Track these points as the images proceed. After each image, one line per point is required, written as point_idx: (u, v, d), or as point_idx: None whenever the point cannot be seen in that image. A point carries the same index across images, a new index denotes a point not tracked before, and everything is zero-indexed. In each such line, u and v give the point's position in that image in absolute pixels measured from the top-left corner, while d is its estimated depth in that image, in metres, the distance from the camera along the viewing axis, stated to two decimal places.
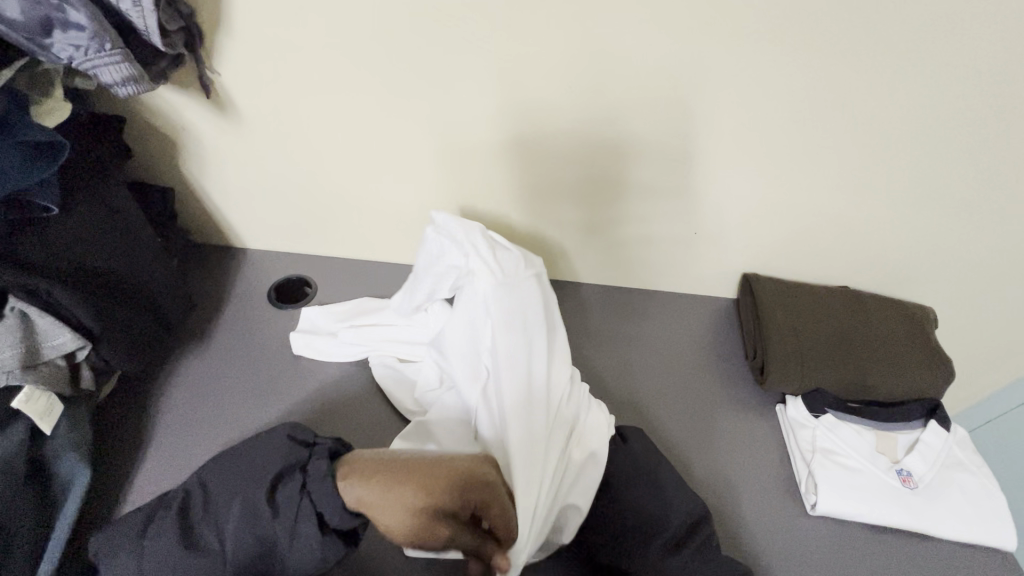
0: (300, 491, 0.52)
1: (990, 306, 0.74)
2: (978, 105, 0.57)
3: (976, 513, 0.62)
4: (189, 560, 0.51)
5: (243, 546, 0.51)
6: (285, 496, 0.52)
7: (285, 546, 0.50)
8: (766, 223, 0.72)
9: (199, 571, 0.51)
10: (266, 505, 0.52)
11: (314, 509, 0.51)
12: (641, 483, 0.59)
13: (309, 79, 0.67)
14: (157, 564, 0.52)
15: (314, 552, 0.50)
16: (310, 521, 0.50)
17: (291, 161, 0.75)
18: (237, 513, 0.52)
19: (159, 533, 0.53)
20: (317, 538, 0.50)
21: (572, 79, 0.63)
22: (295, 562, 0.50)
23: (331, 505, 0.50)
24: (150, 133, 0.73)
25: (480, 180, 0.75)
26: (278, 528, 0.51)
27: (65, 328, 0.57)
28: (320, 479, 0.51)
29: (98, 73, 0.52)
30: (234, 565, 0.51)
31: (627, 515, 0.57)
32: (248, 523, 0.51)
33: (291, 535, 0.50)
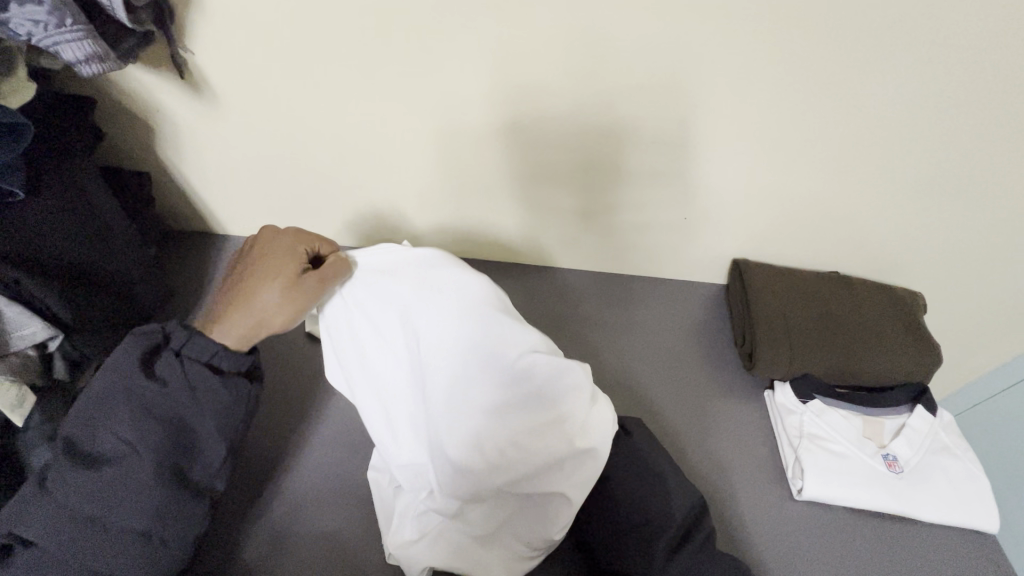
0: (176, 361, 0.54)
1: (978, 292, 0.74)
2: (972, 88, 0.56)
3: (960, 497, 0.63)
4: (106, 480, 0.50)
5: (152, 435, 0.52)
6: (165, 369, 0.54)
7: (191, 411, 0.53)
8: (756, 207, 0.72)
9: (117, 477, 0.50)
10: (147, 379, 0.53)
11: (203, 362, 0.55)
12: (638, 480, 0.58)
13: (287, 59, 0.64)
14: (72, 498, 0.49)
15: (224, 398, 0.54)
16: (202, 369, 0.54)
17: (270, 144, 0.73)
18: (129, 412, 0.52)
19: (61, 474, 0.50)
20: (211, 378, 0.54)
21: (557, 59, 0.61)
22: (212, 420, 0.54)
23: (213, 349, 0.55)
24: (123, 115, 0.71)
25: (466, 164, 0.73)
26: (175, 396, 0.53)
27: (35, 317, 0.55)
28: (193, 335, 0.55)
29: (59, 51, 0.49)
30: (151, 454, 0.51)
31: (622, 513, 0.56)
32: (144, 411, 0.52)
33: (197, 396, 0.54)
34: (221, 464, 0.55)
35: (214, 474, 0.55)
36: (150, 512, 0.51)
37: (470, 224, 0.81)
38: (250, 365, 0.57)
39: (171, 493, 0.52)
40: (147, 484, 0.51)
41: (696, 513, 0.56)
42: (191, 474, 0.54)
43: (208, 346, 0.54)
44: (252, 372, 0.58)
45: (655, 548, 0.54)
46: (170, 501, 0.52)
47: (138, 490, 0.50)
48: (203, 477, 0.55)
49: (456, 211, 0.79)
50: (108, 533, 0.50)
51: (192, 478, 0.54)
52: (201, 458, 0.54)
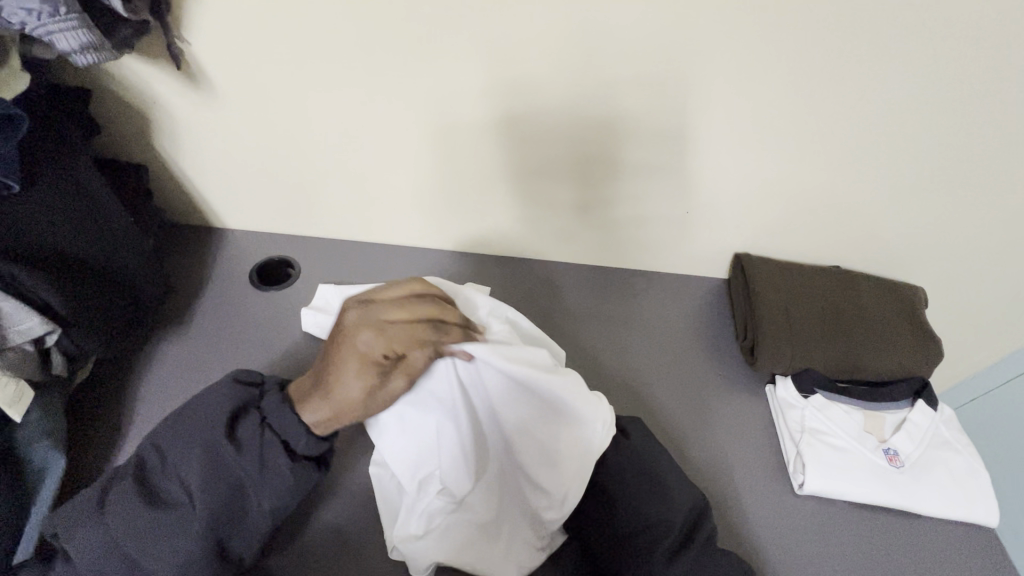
0: (259, 429, 0.54)
1: (980, 287, 0.74)
2: (979, 82, 0.55)
3: (959, 491, 0.63)
4: (154, 522, 0.50)
5: (214, 495, 0.51)
6: (247, 433, 0.54)
7: (252, 484, 0.52)
8: (760, 202, 0.71)
9: (169, 526, 0.50)
10: (228, 441, 0.53)
11: (278, 435, 0.55)
12: (642, 486, 0.57)
13: (285, 50, 0.63)
14: (116, 523, 0.50)
15: (288, 479, 0.53)
16: (278, 447, 0.54)
17: (269, 137, 0.72)
18: (199, 462, 0.52)
19: (122, 498, 0.51)
20: (284, 463, 0.54)
21: (560, 51, 0.60)
22: (268, 496, 0.53)
23: (296, 429, 0.55)
24: (119, 107, 0.70)
25: (467, 158, 0.72)
26: (245, 464, 0.52)
27: (32, 312, 0.54)
28: (280, 407, 0.56)
29: (54, 40, 0.48)
30: (207, 518, 0.51)
31: (624, 520, 0.56)
32: (213, 474, 0.52)
33: (263, 472, 0.53)
34: (259, 538, 0.53)
35: (254, 547, 0.54)
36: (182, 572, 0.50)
37: (471, 218, 0.80)
38: (323, 451, 0.57)
39: (211, 562, 0.51)
40: (190, 547, 0.50)
41: (698, 513, 0.56)
42: (232, 546, 0.53)
43: (290, 422, 0.55)
44: (321, 458, 0.57)
45: (656, 551, 0.54)
46: (207, 569, 0.51)
47: (178, 544, 0.50)
48: (240, 547, 0.53)
49: (456, 205, 0.79)
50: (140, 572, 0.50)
51: (232, 548, 0.53)
52: (247, 531, 0.53)
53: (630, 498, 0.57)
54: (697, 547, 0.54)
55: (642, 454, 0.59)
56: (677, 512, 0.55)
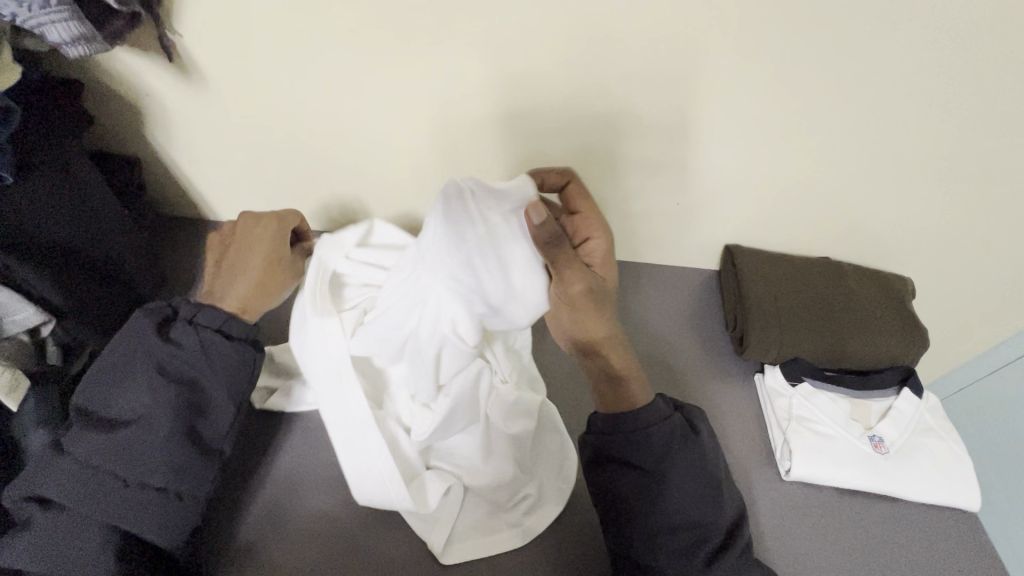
0: (188, 329, 0.55)
1: (966, 277, 0.75)
2: (965, 76, 0.56)
3: (943, 476, 0.64)
4: (121, 441, 0.52)
5: (166, 398, 0.53)
6: (179, 334, 0.55)
7: (205, 376, 0.55)
8: (749, 193, 0.72)
9: (134, 438, 0.52)
10: (162, 342, 0.54)
11: (212, 330, 0.56)
12: (693, 484, 0.53)
13: (276, 43, 0.64)
14: (92, 454, 0.51)
15: (234, 360, 0.57)
16: (213, 334, 0.56)
17: (262, 129, 0.73)
18: (141, 379, 0.53)
19: (76, 435, 0.52)
20: (221, 342, 0.56)
21: (550, 44, 0.60)
22: (223, 380, 0.56)
23: (224, 318, 0.57)
24: (112, 99, 0.70)
25: (459, 151, 0.73)
26: (187, 359, 0.55)
27: (25, 302, 0.56)
28: (206, 308, 0.57)
29: (45, 31, 0.49)
30: (172, 412, 0.53)
31: (670, 514, 0.52)
32: (162, 376, 0.54)
33: (210, 358, 0.56)
34: (229, 424, 0.57)
35: (226, 433, 0.57)
36: (167, 469, 0.52)
37: None
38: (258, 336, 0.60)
39: (193, 450, 0.54)
40: (167, 450, 0.52)
41: (740, 517, 0.54)
42: (206, 434, 0.55)
43: (219, 316, 0.57)
44: (258, 339, 0.60)
45: (698, 552, 0.51)
46: (191, 455, 0.54)
47: (151, 451, 0.52)
48: (215, 438, 0.56)
49: None
50: (126, 490, 0.52)
51: (206, 437, 0.55)
52: (215, 420, 0.56)
53: (685, 498, 0.52)
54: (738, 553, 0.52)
55: (708, 454, 0.55)
56: (722, 519, 0.53)
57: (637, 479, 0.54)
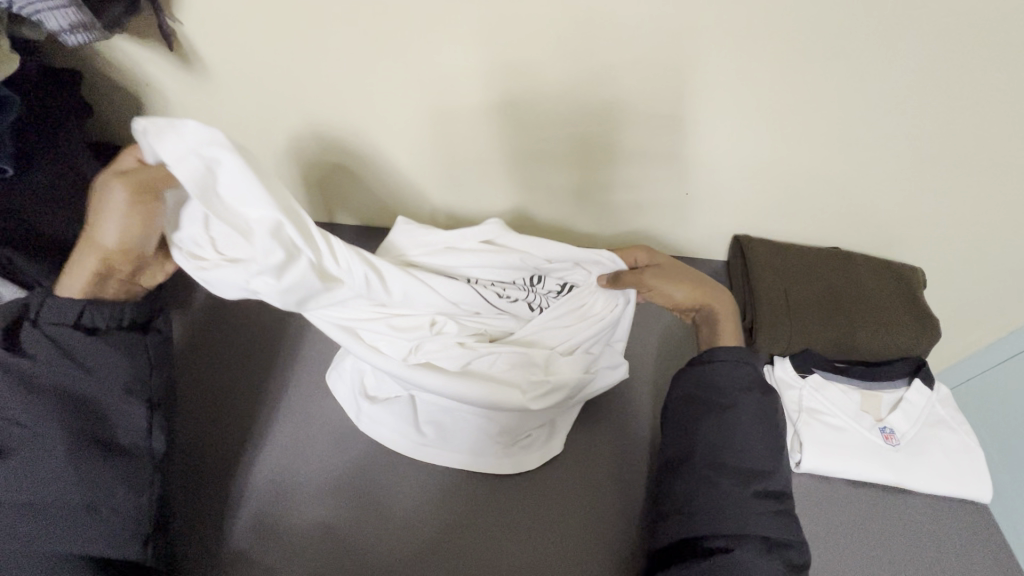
0: (38, 342, 0.49)
1: (980, 266, 0.74)
2: (984, 65, 0.55)
3: (954, 468, 0.64)
4: (15, 465, 0.47)
5: (44, 407, 0.48)
6: (36, 344, 0.49)
7: (91, 383, 0.51)
8: (759, 181, 0.70)
9: (28, 458, 0.48)
10: (12, 354, 0.48)
11: (74, 325, 0.51)
12: (746, 435, 0.53)
13: (278, 29, 0.62)
14: None
15: (119, 354, 0.52)
16: (69, 330, 0.50)
17: (263, 118, 0.71)
18: (10, 398, 0.48)
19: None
20: (85, 339, 0.51)
21: (559, 30, 0.59)
22: (116, 379, 0.52)
23: (82, 307, 0.51)
24: (112, 90, 0.69)
25: (464, 142, 0.72)
26: (55, 367, 0.50)
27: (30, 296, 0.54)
28: (57, 301, 0.50)
29: (42, 19, 0.47)
30: (62, 426, 0.48)
31: (709, 453, 0.52)
32: (32, 393, 0.48)
33: (84, 362, 0.51)
34: (142, 416, 0.53)
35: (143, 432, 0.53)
36: (81, 483, 0.48)
37: (469, 202, 0.80)
38: (140, 317, 0.55)
39: (103, 456, 0.50)
40: (66, 460, 0.48)
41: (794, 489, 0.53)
42: (117, 437, 0.52)
43: (68, 307, 0.50)
44: (144, 323, 0.56)
45: (748, 482, 0.50)
46: (104, 464, 0.50)
47: (56, 470, 0.48)
48: (128, 437, 0.52)
49: (455, 189, 0.78)
50: (42, 514, 0.48)
51: (117, 441, 0.51)
52: (124, 419, 0.52)
53: (748, 433, 0.53)
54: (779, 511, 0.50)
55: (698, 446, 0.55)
56: (782, 474, 0.52)
57: (707, 407, 0.55)
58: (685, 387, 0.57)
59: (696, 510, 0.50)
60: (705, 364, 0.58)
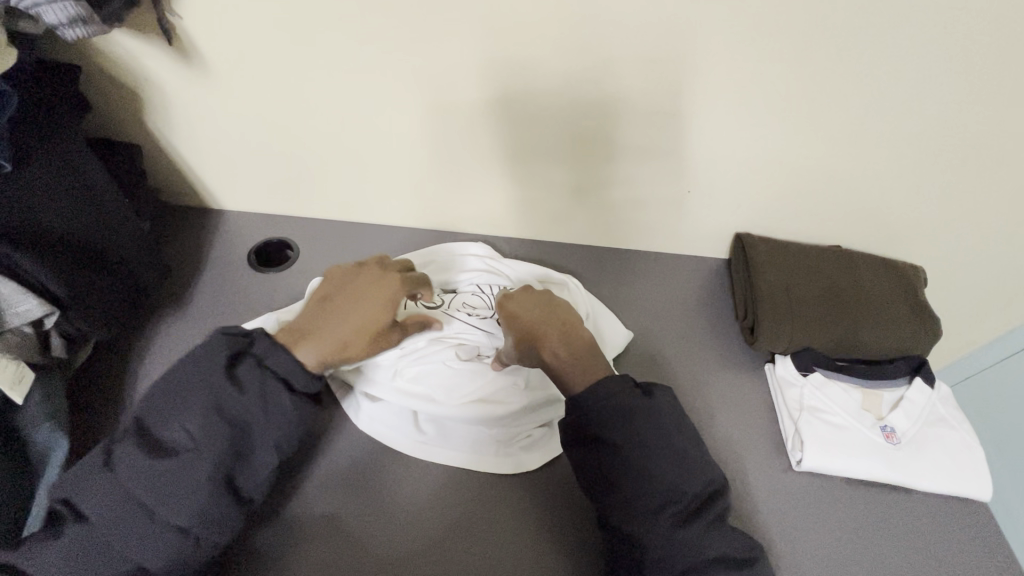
0: (267, 372, 0.53)
1: (981, 264, 0.74)
2: (988, 63, 0.55)
3: (954, 465, 0.64)
4: (162, 474, 0.49)
5: (211, 437, 0.50)
6: (248, 373, 0.52)
7: (259, 427, 0.51)
8: (761, 180, 0.70)
9: (173, 475, 0.49)
10: (229, 380, 0.51)
11: (278, 377, 0.53)
12: (657, 455, 0.51)
13: (278, 24, 0.61)
14: (133, 482, 0.49)
15: (288, 417, 0.52)
16: (278, 382, 0.53)
17: (263, 115, 0.71)
18: (199, 410, 0.51)
19: (128, 453, 0.50)
20: (282, 392, 0.53)
21: (562, 26, 0.58)
22: (271, 434, 0.52)
23: (294, 368, 0.53)
24: (111, 86, 0.68)
25: (466, 140, 0.71)
26: (243, 404, 0.51)
27: (29, 294, 0.53)
28: (277, 349, 0.53)
29: (40, 12, 0.47)
30: (212, 459, 0.50)
31: (641, 483, 0.50)
32: (213, 415, 0.50)
33: (266, 409, 0.52)
34: (268, 472, 0.53)
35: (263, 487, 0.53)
36: (195, 512, 0.49)
37: (471, 200, 0.80)
38: (318, 389, 0.55)
39: (227, 501, 0.51)
40: (196, 496, 0.49)
41: (716, 490, 0.52)
42: (242, 485, 0.52)
43: (288, 364, 0.52)
44: (318, 394, 0.56)
45: (664, 513, 0.49)
46: (226, 507, 0.51)
47: (188, 492, 0.49)
48: (250, 486, 0.52)
49: (457, 187, 0.78)
50: (152, 521, 0.49)
51: (242, 488, 0.52)
52: (256, 470, 0.52)
53: (649, 458, 0.51)
54: (704, 523, 0.50)
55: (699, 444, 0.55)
56: (694, 485, 0.50)
57: (608, 447, 0.52)
58: (575, 442, 0.54)
59: (645, 548, 0.49)
60: (588, 392, 0.53)
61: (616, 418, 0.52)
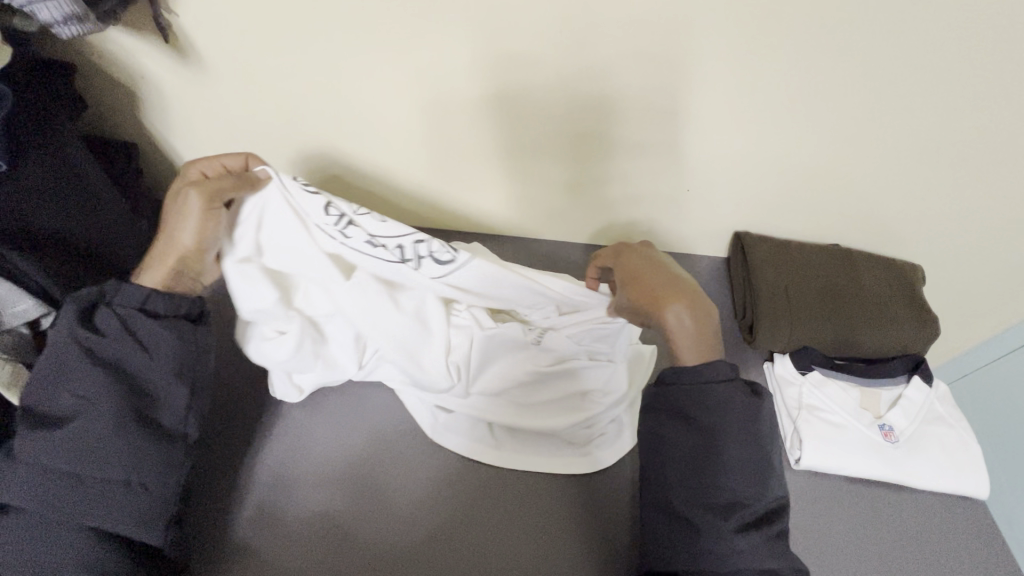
0: (117, 318, 0.54)
1: (980, 262, 0.74)
2: (988, 62, 0.54)
3: (953, 464, 0.64)
4: (76, 440, 0.51)
5: (106, 387, 0.52)
6: (104, 324, 0.54)
7: (146, 365, 0.54)
8: (761, 178, 0.70)
9: (95, 435, 0.51)
10: (83, 335, 0.53)
11: (141, 313, 0.54)
12: (746, 459, 0.50)
13: (275, 22, 0.61)
14: (54, 458, 0.50)
15: (172, 342, 0.55)
16: (136, 317, 0.54)
17: (261, 112, 0.70)
18: (76, 373, 0.52)
19: (26, 439, 0.50)
20: (152, 325, 0.54)
21: (561, 23, 0.58)
22: (168, 363, 0.55)
23: (145, 296, 0.55)
24: (106, 83, 0.68)
25: (464, 138, 0.71)
26: (115, 346, 0.53)
27: (27, 294, 0.53)
28: (121, 287, 0.55)
29: (35, 11, 0.46)
30: (114, 405, 0.52)
31: (717, 481, 0.49)
32: (95, 365, 0.52)
33: (143, 346, 0.54)
34: (185, 403, 0.56)
35: (187, 419, 0.56)
36: (131, 457, 0.52)
37: (469, 198, 0.79)
38: (193, 311, 0.58)
39: (150, 436, 0.53)
40: (127, 439, 0.52)
41: (778, 505, 0.51)
42: (163, 421, 0.55)
43: (136, 295, 0.55)
44: (195, 317, 0.58)
45: (731, 515, 0.48)
46: (152, 442, 0.53)
47: (111, 444, 0.51)
48: (172, 420, 0.55)
49: (455, 185, 0.78)
50: (91, 482, 0.51)
51: (165, 424, 0.55)
52: (171, 403, 0.55)
53: (726, 457, 0.49)
54: (762, 536, 0.48)
55: None
56: (766, 496, 0.50)
57: (692, 432, 0.50)
58: (649, 421, 0.53)
59: (699, 538, 0.48)
60: (699, 382, 0.52)
61: (711, 408, 0.50)
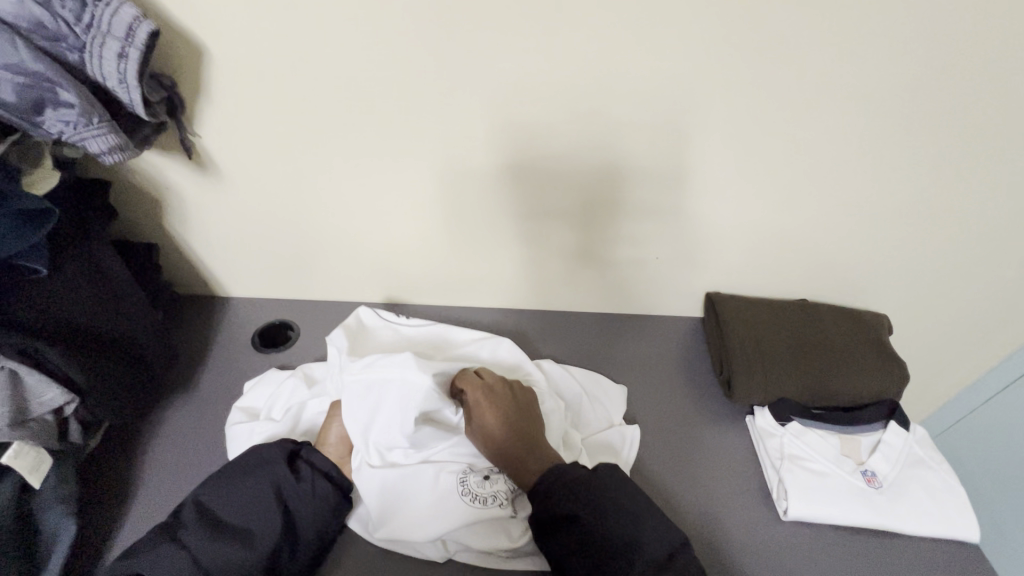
0: (312, 473, 0.62)
1: (930, 303, 0.80)
2: (894, 137, 0.64)
3: (939, 507, 0.65)
4: (223, 547, 0.55)
5: (268, 521, 0.58)
6: (302, 467, 0.62)
7: (306, 513, 0.60)
8: (722, 243, 0.78)
9: (238, 548, 0.56)
10: (289, 470, 0.61)
11: (326, 474, 0.63)
12: (614, 516, 0.56)
13: (286, 137, 0.71)
14: (197, 554, 0.55)
15: (331, 504, 0.61)
16: (324, 476, 0.63)
17: (271, 211, 0.79)
18: (257, 496, 0.59)
19: (192, 531, 0.56)
20: (331, 488, 0.62)
21: (530, 126, 0.68)
22: (316, 521, 0.60)
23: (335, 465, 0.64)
24: (134, 193, 0.77)
25: (453, 224, 0.79)
26: (301, 493, 0.60)
27: (53, 383, 0.58)
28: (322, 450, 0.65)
29: (85, 144, 0.54)
30: (270, 534, 0.57)
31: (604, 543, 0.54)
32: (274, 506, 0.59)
33: (314, 498, 0.61)
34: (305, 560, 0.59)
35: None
36: None
37: (460, 275, 0.86)
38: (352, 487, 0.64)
39: None
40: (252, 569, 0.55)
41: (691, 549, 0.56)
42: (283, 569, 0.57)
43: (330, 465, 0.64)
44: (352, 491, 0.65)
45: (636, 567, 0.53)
46: None
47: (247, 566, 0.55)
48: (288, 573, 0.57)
49: (447, 265, 0.85)
50: None
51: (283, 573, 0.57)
52: (298, 557, 0.58)
53: (607, 519, 0.56)
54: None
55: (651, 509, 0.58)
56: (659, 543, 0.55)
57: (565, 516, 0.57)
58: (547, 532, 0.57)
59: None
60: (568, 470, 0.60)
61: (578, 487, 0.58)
